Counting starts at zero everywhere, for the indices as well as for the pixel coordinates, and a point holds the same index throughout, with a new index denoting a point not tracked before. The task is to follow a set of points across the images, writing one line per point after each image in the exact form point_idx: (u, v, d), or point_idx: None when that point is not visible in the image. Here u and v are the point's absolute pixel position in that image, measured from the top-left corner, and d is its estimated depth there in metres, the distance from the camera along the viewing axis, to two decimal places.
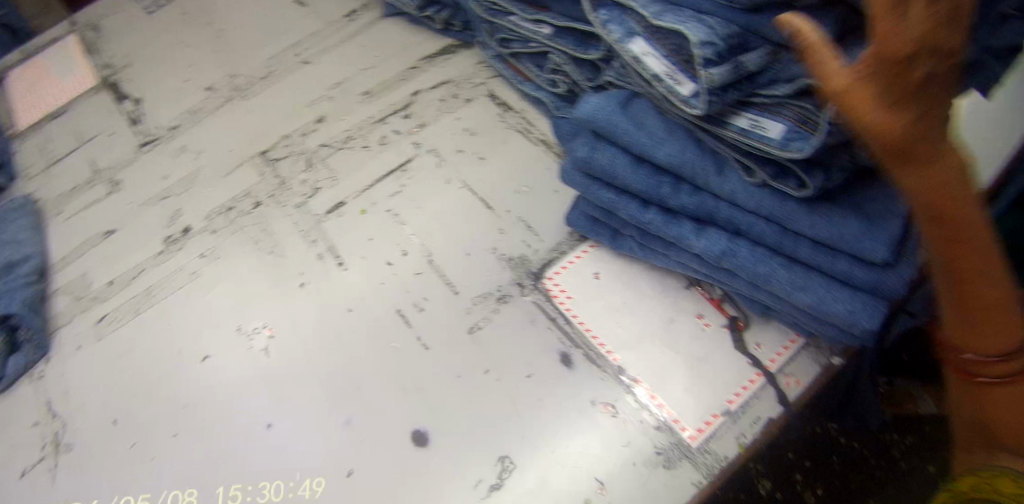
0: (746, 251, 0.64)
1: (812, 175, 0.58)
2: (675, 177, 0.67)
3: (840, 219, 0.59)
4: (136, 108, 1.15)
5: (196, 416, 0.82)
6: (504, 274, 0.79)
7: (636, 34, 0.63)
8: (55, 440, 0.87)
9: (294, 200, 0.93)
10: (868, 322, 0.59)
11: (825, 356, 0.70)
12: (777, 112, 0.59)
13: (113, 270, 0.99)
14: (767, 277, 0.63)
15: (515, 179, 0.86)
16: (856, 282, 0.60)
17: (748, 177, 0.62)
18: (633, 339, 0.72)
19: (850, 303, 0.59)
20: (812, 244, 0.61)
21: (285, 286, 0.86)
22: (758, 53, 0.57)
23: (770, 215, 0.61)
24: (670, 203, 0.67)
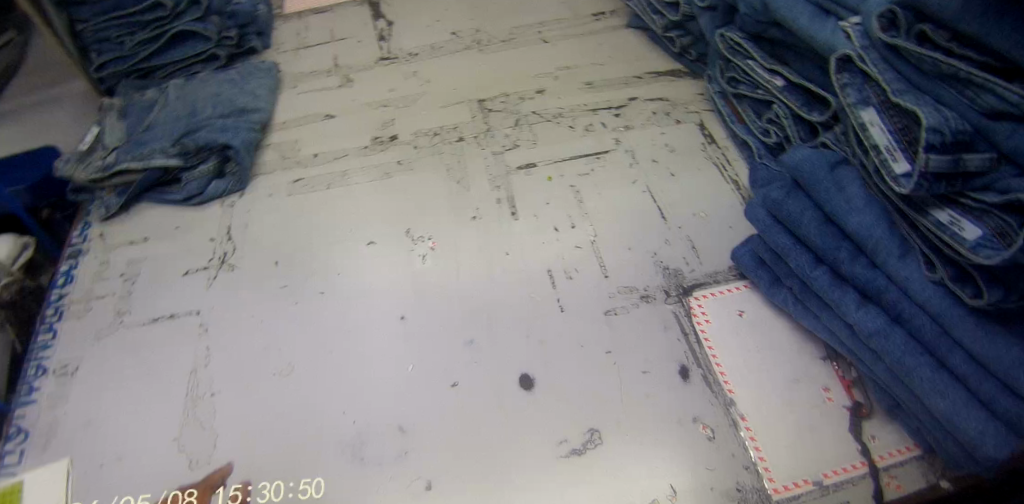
0: (899, 338, 0.65)
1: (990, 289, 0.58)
2: (856, 247, 0.70)
3: (1007, 342, 0.59)
4: (387, 29, 1.33)
5: (344, 288, 0.94)
6: (655, 278, 0.85)
7: (870, 104, 0.64)
8: (222, 259, 1.02)
9: (493, 147, 1.05)
10: (995, 450, 0.59)
11: (935, 475, 0.69)
12: (981, 217, 0.57)
13: (320, 146, 1.14)
14: (909, 369, 0.64)
15: (695, 203, 0.92)
16: (996, 409, 0.60)
17: (928, 271, 0.63)
18: (754, 381, 0.75)
19: (983, 427, 0.60)
20: (967, 357, 0.62)
21: (460, 214, 0.97)
22: (983, 157, 0.56)
23: (936, 313, 0.63)
24: (842, 268, 0.70)
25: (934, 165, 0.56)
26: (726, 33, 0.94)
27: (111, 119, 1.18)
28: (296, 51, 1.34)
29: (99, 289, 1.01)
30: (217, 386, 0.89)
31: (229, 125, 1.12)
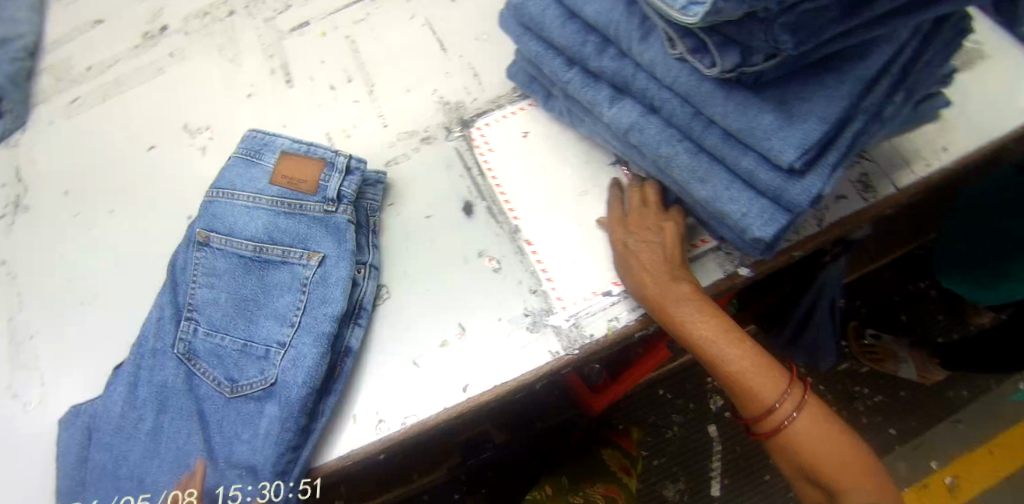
0: (654, 129, 0.62)
1: (725, 53, 0.52)
2: (603, 37, 0.63)
3: (754, 109, 0.55)
4: None
5: (131, 201, 0.86)
6: (437, 116, 0.77)
7: None
8: (14, 202, 0.91)
9: (265, 14, 0.91)
10: (758, 227, 0.57)
11: (733, 264, 0.67)
12: None
13: (93, 58, 1.00)
14: (669, 160, 0.61)
15: (480, 26, 0.82)
16: (759, 185, 0.57)
17: (669, 49, 0.56)
18: (538, 202, 0.71)
19: (748, 206, 0.58)
20: (723, 134, 0.58)
21: (234, 94, 0.86)
22: None
23: (684, 94, 0.58)
24: (591, 64, 0.64)
25: None
26: None
27: None
28: None
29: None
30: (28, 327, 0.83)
31: None
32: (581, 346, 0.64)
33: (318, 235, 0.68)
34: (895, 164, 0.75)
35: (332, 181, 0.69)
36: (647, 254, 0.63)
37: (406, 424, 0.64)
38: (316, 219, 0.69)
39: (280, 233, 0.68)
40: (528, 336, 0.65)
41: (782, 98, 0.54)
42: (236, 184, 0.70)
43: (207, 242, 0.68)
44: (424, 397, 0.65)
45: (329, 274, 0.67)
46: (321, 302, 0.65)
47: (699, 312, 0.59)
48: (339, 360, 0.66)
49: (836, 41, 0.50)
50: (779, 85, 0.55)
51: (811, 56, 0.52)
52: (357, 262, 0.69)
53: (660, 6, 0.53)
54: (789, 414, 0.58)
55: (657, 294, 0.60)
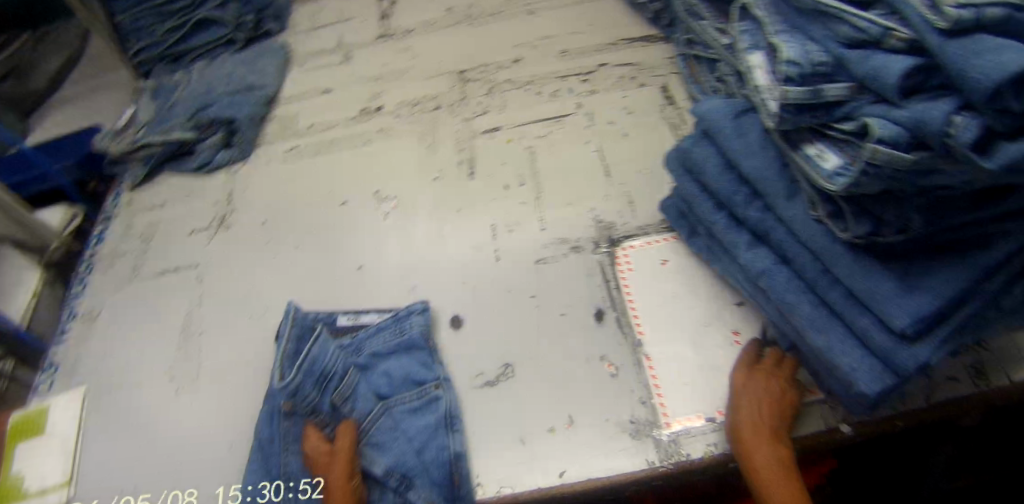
0: (783, 276, 0.69)
1: (859, 222, 0.60)
2: (753, 191, 0.72)
3: (879, 275, 0.61)
4: (388, 7, 1.42)
5: (316, 238, 1.04)
6: (589, 231, 0.89)
7: (760, 49, 0.69)
8: (221, 219, 1.14)
9: (464, 114, 1.12)
10: (864, 381, 0.62)
11: (835, 419, 0.72)
12: (845, 148, 0.60)
13: (315, 119, 1.23)
14: (790, 306, 0.68)
15: (643, 163, 0.97)
16: (871, 344, 0.62)
17: (810, 210, 0.65)
18: (663, 323, 0.79)
19: (858, 360, 0.62)
20: (845, 293, 0.64)
21: (424, 174, 1.05)
22: (841, 85, 0.58)
23: (817, 251, 0.65)
24: (738, 211, 0.73)
25: (793, 96, 0.59)
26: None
27: (145, 101, 1.31)
28: (308, 33, 1.43)
29: (124, 251, 1.16)
30: (205, 324, 1.02)
31: (234, 102, 1.23)
32: (675, 461, 0.69)
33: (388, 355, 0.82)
34: (1013, 358, 0.77)
35: (410, 321, 0.84)
36: (766, 407, 0.67)
37: (502, 492, 0.71)
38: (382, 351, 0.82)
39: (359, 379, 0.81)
40: (630, 442, 0.71)
41: (906, 273, 0.61)
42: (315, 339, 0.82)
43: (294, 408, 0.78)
44: (523, 470, 0.72)
45: (407, 378, 0.80)
46: (412, 408, 0.78)
47: (782, 468, 0.65)
48: (454, 468, 0.72)
49: (964, 225, 0.59)
50: (905, 263, 0.62)
51: (939, 237, 0.60)
52: (431, 381, 0.79)
53: (809, 172, 0.62)
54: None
55: (755, 448, 0.65)
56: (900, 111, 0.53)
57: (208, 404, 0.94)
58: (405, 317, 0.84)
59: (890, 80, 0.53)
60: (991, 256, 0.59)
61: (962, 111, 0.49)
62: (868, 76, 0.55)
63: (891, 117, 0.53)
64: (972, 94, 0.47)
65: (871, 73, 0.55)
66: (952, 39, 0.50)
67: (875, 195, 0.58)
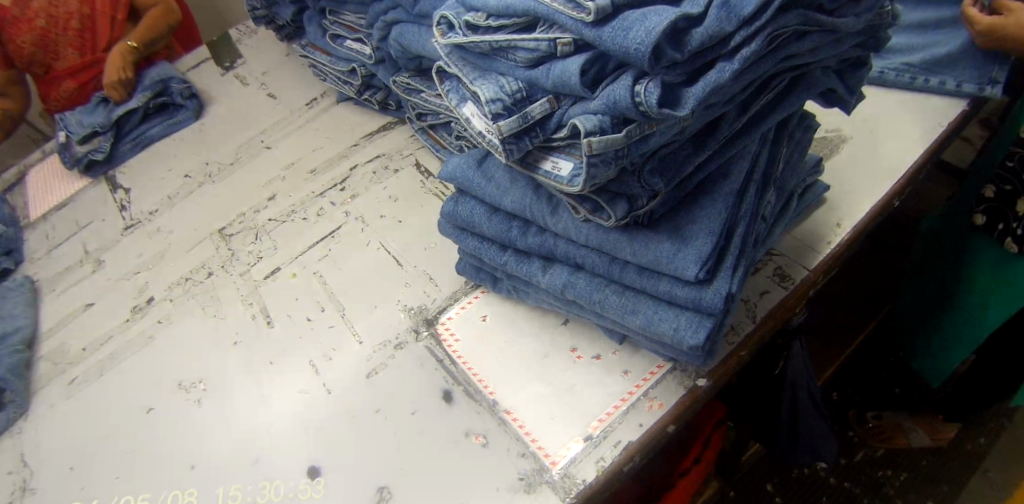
0: (584, 282, 0.69)
1: (615, 206, 0.62)
2: (523, 220, 0.72)
3: (655, 242, 0.64)
4: (125, 197, 1.33)
5: (138, 459, 0.88)
6: (404, 322, 0.88)
7: (467, 99, 0.67)
8: (22, 485, 0.91)
9: (239, 268, 1.07)
10: (692, 337, 0.62)
11: (692, 378, 0.74)
12: (570, 151, 0.59)
13: (88, 338, 1.08)
14: (602, 304, 0.67)
15: (425, 238, 0.97)
16: (680, 302, 0.64)
17: (574, 215, 0.66)
18: (508, 375, 0.78)
19: (677, 321, 0.64)
20: (638, 270, 0.65)
21: (220, 345, 0.96)
22: (542, 102, 0.58)
23: (597, 246, 0.66)
24: (519, 244, 0.72)
25: (506, 128, 0.57)
26: (396, 78, 1.05)
27: None
28: (47, 254, 1.27)
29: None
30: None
31: None
32: (576, 494, 0.67)
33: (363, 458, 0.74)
34: (805, 253, 0.85)
35: None
36: None
37: None
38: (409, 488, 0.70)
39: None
40: (527, 499, 0.68)
41: (676, 229, 0.64)
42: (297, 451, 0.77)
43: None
44: None
45: None
46: None
47: None
48: None
49: (698, 168, 0.64)
50: (669, 220, 0.66)
51: (685, 187, 0.65)
52: None
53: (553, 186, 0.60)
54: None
55: None
56: (594, 102, 0.54)
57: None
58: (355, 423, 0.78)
59: (573, 81, 0.53)
60: (730, 180, 0.66)
61: (641, 79, 0.51)
62: (557, 85, 0.55)
63: (590, 109, 0.54)
64: (643, 66, 0.50)
65: (558, 82, 0.55)
66: (602, 24, 0.52)
67: (614, 177, 0.59)
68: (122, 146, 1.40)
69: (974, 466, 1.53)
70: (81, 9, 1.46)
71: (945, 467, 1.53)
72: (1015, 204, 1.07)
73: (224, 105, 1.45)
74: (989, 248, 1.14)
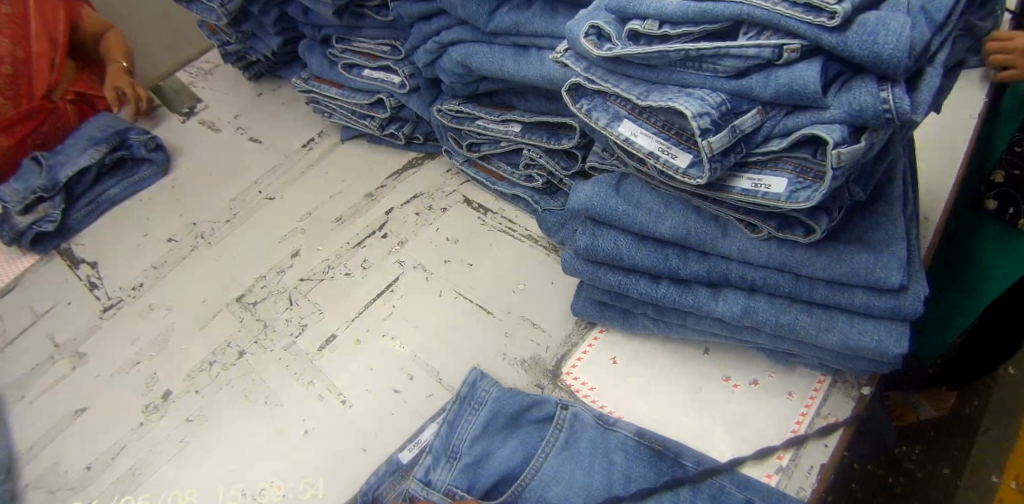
0: (766, 305, 0.65)
1: (817, 219, 0.59)
2: (681, 248, 0.68)
3: (848, 254, 0.61)
4: (93, 272, 1.10)
5: None
6: (521, 375, 0.78)
7: (625, 118, 0.64)
8: None
9: (283, 341, 0.90)
10: (900, 348, 0.60)
11: (857, 387, 0.71)
12: (777, 166, 0.58)
13: (92, 452, 0.87)
14: (792, 326, 0.64)
15: (510, 280, 0.87)
16: (877, 312, 0.61)
17: (752, 233, 0.63)
18: (666, 416, 0.73)
19: (878, 332, 0.61)
20: (827, 284, 0.62)
21: (285, 437, 0.80)
22: (751, 115, 0.56)
23: (781, 265, 0.63)
24: (681, 274, 0.68)
25: (718, 144, 0.55)
26: (441, 106, 0.94)
27: None
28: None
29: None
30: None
31: None
32: None
33: (501, 440, 0.71)
34: None
35: None
36: None
37: None
38: (581, 468, 0.68)
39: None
40: None
41: (862, 238, 0.61)
42: (433, 448, 0.71)
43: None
44: None
45: None
46: None
47: None
48: None
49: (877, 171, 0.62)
50: (849, 230, 0.63)
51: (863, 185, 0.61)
52: None
53: (758, 202, 0.59)
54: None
55: None
56: (827, 112, 0.53)
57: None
58: (472, 390, 0.74)
59: (813, 87, 0.52)
60: (897, 184, 0.66)
61: (885, 85, 0.51)
62: (782, 95, 0.54)
63: (825, 119, 0.53)
64: (893, 72, 0.51)
65: (784, 92, 0.54)
66: (839, 31, 0.52)
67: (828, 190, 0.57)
68: (75, 213, 1.16)
69: (975, 429, 1.44)
70: (14, 52, 1.21)
71: (950, 434, 1.44)
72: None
73: (196, 154, 1.24)
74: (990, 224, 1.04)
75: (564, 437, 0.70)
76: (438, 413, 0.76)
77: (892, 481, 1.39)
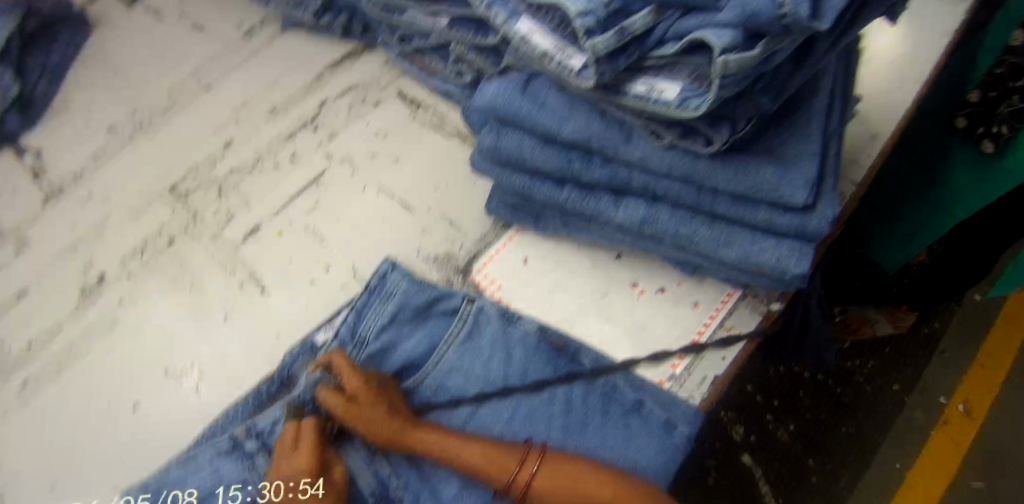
0: (667, 215, 0.66)
1: (718, 129, 0.56)
2: (585, 152, 0.67)
3: (753, 167, 0.60)
4: (37, 160, 1.05)
5: (135, 469, 0.75)
6: (432, 271, 0.79)
7: (520, 13, 0.59)
8: None
9: (207, 231, 0.90)
10: (799, 267, 0.62)
11: (764, 304, 0.72)
12: (673, 71, 0.55)
13: (33, 330, 0.87)
14: (691, 238, 0.65)
15: (433, 176, 0.87)
16: (780, 229, 0.62)
17: (655, 141, 0.61)
18: (570, 315, 0.74)
19: (778, 250, 0.62)
20: (731, 198, 0.63)
21: (206, 323, 0.82)
22: (643, 14, 0.52)
23: (682, 175, 0.62)
24: (584, 179, 0.68)
25: (603, 47, 0.51)
26: None
27: None
28: None
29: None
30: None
31: None
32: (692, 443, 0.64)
33: (408, 332, 0.72)
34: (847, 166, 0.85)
35: None
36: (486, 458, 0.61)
37: None
38: (483, 364, 0.69)
39: (418, 481, 0.66)
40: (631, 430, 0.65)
41: (772, 150, 0.61)
42: (340, 335, 0.73)
43: (252, 448, 0.64)
44: None
45: None
46: None
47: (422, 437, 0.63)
48: None
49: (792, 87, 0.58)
50: (760, 142, 0.62)
51: (777, 93, 0.57)
52: None
53: (652, 109, 0.57)
54: (526, 477, 0.60)
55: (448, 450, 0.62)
56: (722, 14, 0.48)
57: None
58: (382, 282, 0.74)
59: None
60: (820, 95, 0.63)
61: None
62: None
63: (718, 22, 0.48)
64: None
65: None
66: None
67: (726, 99, 0.54)
68: None
69: (933, 348, 1.43)
70: None
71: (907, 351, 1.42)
72: (1001, 106, 0.90)
73: (134, 37, 1.17)
74: (963, 150, 0.99)
75: (469, 332, 0.71)
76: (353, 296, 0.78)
77: (841, 391, 1.37)
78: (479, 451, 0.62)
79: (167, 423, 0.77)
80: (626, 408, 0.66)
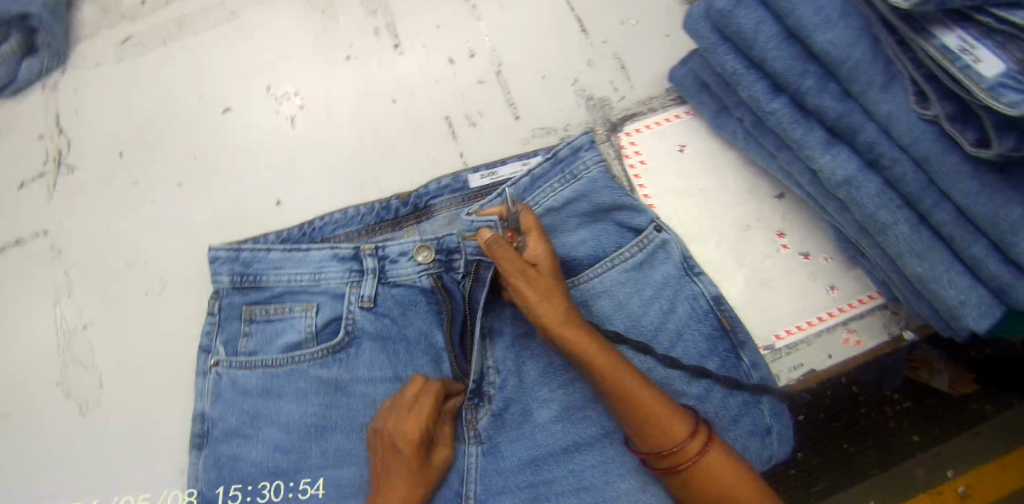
0: (873, 187, 0.53)
1: (1003, 135, 0.43)
2: (825, 70, 0.54)
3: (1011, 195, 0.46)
4: None
5: (211, 173, 0.66)
6: (578, 112, 0.70)
7: None
8: (57, 159, 0.66)
9: None
10: (976, 321, 0.50)
11: (899, 327, 0.63)
12: (1007, 41, 0.42)
13: None
14: (883, 227, 0.53)
15: (622, 11, 0.74)
16: (983, 276, 0.50)
17: (918, 106, 0.49)
18: (699, 232, 0.65)
19: (967, 295, 0.51)
20: (954, 212, 0.50)
21: (325, 54, 0.71)
22: None
23: (922, 158, 0.50)
24: (806, 100, 0.55)
25: None
26: None
27: None
28: None
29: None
30: (87, 312, 0.62)
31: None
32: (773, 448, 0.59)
33: (572, 226, 0.64)
34: None
35: None
36: (655, 402, 0.51)
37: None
38: (637, 299, 0.61)
39: (517, 391, 0.61)
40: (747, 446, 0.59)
41: None
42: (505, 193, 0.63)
43: (367, 267, 0.63)
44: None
45: None
46: None
47: (592, 343, 0.52)
48: None
49: None
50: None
51: None
52: None
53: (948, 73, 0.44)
54: (693, 452, 0.50)
55: (617, 375, 0.51)
56: None
57: (161, 430, 0.60)
58: (573, 157, 0.64)
59: None
60: None
61: None
62: None
63: None
64: None
65: None
66: None
67: None
68: None
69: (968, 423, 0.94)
70: None
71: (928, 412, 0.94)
72: None
73: None
74: None
75: (640, 260, 0.62)
76: (531, 154, 0.67)
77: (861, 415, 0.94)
78: (654, 399, 0.51)
79: (263, 149, 0.68)
80: (757, 424, 0.59)
